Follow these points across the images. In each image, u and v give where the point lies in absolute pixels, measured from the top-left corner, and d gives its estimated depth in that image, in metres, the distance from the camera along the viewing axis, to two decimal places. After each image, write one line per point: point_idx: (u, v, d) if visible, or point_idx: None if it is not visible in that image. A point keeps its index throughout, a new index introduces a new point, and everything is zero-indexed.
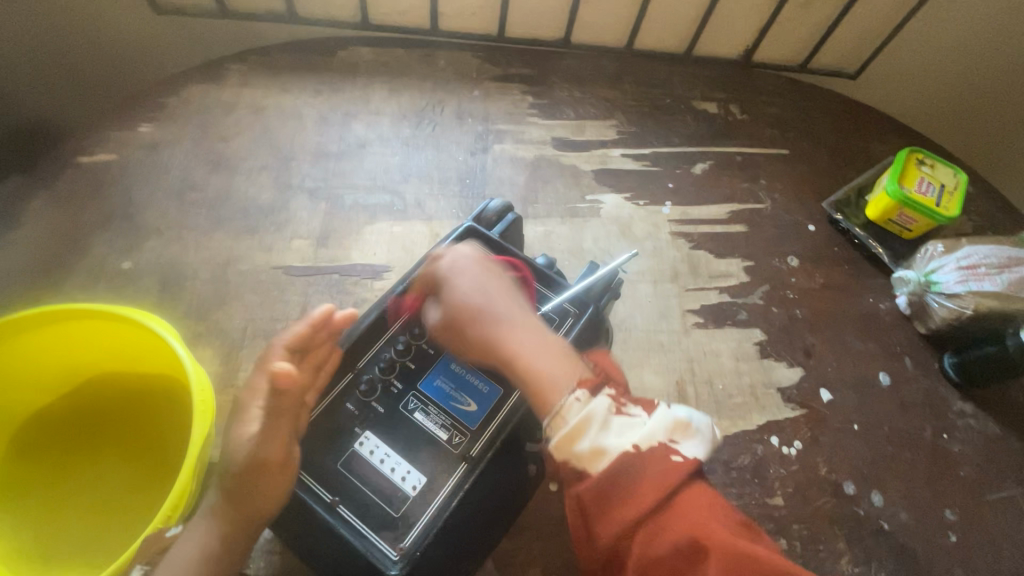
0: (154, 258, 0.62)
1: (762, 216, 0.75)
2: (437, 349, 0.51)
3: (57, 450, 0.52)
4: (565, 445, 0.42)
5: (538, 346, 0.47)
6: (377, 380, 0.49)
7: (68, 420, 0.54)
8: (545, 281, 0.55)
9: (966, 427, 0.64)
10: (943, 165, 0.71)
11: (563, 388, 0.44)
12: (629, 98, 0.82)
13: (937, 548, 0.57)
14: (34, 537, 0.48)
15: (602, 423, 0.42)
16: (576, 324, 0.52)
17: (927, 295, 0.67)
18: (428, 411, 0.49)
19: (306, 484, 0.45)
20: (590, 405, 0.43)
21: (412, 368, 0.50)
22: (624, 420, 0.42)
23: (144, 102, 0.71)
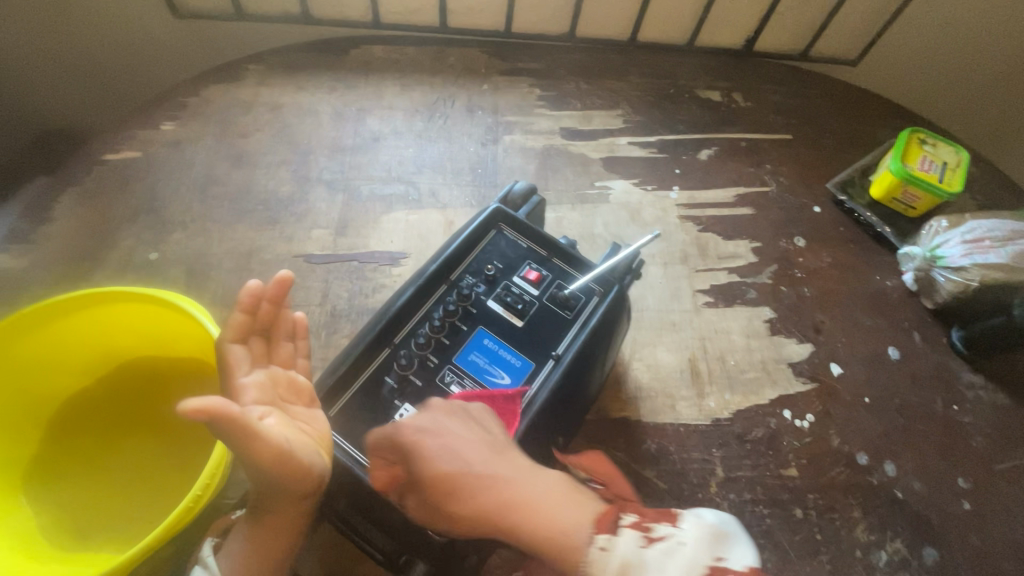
0: (179, 249, 0.64)
1: (769, 198, 0.77)
2: (470, 326, 0.51)
3: (100, 437, 0.54)
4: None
5: (537, 502, 0.42)
6: (414, 356, 0.48)
7: (113, 408, 0.56)
8: (570, 259, 0.54)
9: (976, 399, 0.64)
10: (944, 144, 0.73)
11: (583, 541, 0.40)
12: (635, 89, 0.84)
13: (950, 517, 0.58)
14: (74, 514, 0.50)
15: (639, 568, 0.39)
16: (601, 303, 0.52)
17: (933, 270, 0.67)
18: (464, 384, 0.48)
19: (348, 455, 0.45)
20: (618, 549, 0.39)
21: (447, 343, 0.50)
22: (659, 549, 0.40)
23: (167, 102, 0.73)
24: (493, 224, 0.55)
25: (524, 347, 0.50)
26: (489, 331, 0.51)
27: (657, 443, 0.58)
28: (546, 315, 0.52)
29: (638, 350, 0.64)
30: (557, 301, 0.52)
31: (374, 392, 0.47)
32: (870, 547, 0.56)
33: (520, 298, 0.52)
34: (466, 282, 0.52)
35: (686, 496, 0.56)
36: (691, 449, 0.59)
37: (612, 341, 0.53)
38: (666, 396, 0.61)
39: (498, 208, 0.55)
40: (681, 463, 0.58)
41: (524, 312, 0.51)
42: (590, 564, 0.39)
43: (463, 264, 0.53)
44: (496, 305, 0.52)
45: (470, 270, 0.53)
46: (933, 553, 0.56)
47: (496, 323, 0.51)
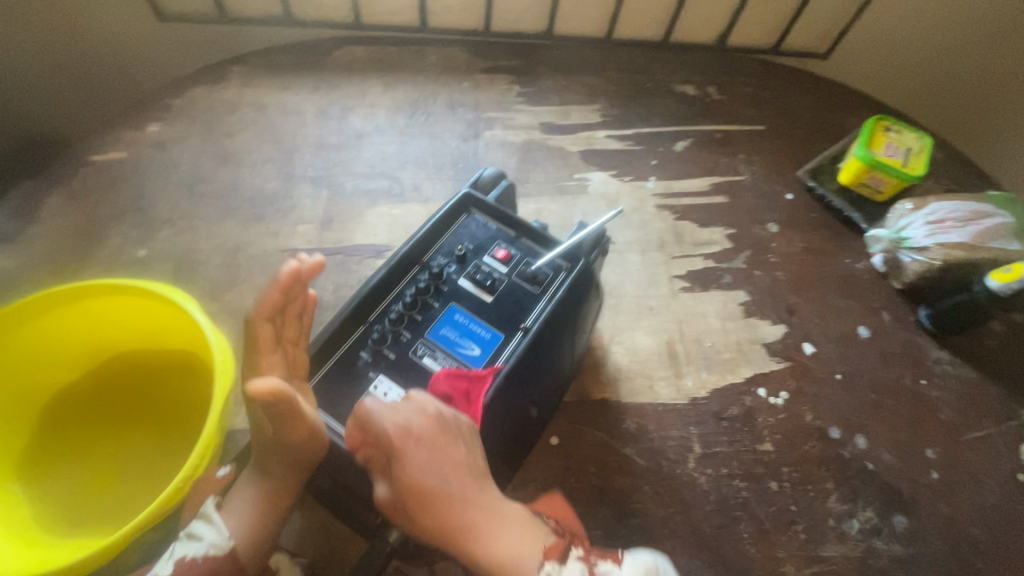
0: (167, 246, 0.65)
1: (742, 186, 0.79)
2: (441, 303, 0.52)
3: (87, 426, 0.55)
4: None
5: (498, 526, 0.43)
6: (387, 330, 0.50)
7: (100, 398, 0.56)
8: (537, 238, 0.55)
9: (943, 374, 0.67)
10: (909, 131, 0.75)
11: (532, 566, 0.42)
12: (612, 84, 0.86)
13: (919, 486, 0.60)
14: (59, 502, 0.50)
15: None
16: (569, 277, 0.52)
17: (899, 251, 0.70)
18: (436, 356, 0.50)
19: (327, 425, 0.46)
20: None
21: (420, 319, 0.51)
22: None
23: (153, 104, 0.75)
24: (462, 208, 0.56)
25: (494, 321, 0.51)
26: (460, 307, 0.52)
27: (637, 423, 0.60)
28: (514, 290, 0.52)
29: (617, 334, 0.66)
30: (525, 277, 0.53)
31: (348, 365, 0.49)
32: (843, 516, 0.58)
33: (490, 275, 0.53)
34: (438, 263, 0.53)
35: (665, 472, 0.58)
36: (669, 427, 0.61)
37: (583, 314, 0.54)
38: (644, 377, 0.63)
39: (467, 193, 0.57)
40: (660, 440, 0.60)
41: (493, 289, 0.52)
42: None
43: (434, 246, 0.54)
44: (467, 283, 0.53)
45: (441, 251, 0.54)
46: (903, 521, 0.58)
47: (467, 300, 0.52)
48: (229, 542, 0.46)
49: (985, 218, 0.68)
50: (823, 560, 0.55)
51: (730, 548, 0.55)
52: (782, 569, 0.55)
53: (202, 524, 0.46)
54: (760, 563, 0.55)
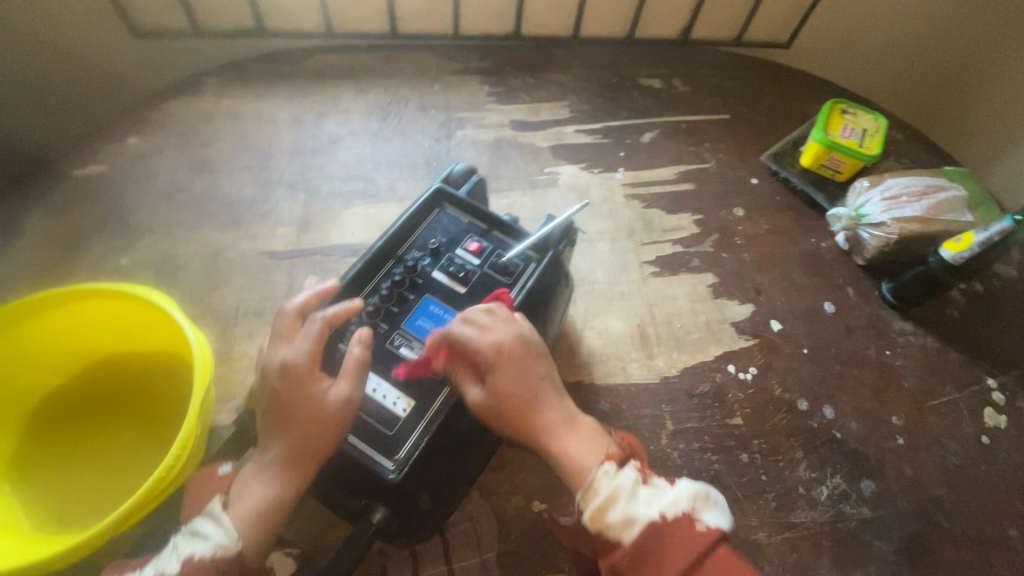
0: (147, 253, 0.67)
1: (708, 173, 0.81)
2: (416, 295, 0.53)
3: (73, 424, 0.56)
4: (597, 517, 0.45)
5: (574, 428, 0.49)
6: (364, 322, 0.51)
7: (86, 398, 0.58)
8: (506, 231, 0.56)
9: (906, 343, 0.69)
10: (865, 113, 0.79)
11: (593, 466, 0.47)
12: (579, 80, 0.89)
13: (885, 451, 0.62)
14: (45, 499, 0.52)
15: (630, 495, 0.45)
16: (539, 267, 0.53)
17: (858, 228, 0.73)
18: (412, 346, 0.51)
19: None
20: (619, 478, 0.46)
21: (396, 311, 0.52)
22: (648, 489, 0.46)
23: (131, 118, 0.77)
24: (435, 204, 0.57)
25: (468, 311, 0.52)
26: (435, 298, 0.53)
27: (610, 402, 0.62)
28: (486, 281, 0.54)
29: (590, 319, 0.68)
30: (496, 269, 0.54)
31: (328, 358, 0.50)
32: (812, 483, 0.60)
33: (462, 267, 0.54)
34: (411, 256, 0.54)
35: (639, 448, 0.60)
36: (642, 406, 0.63)
37: (553, 302, 0.55)
38: (617, 359, 0.65)
39: (439, 188, 0.57)
40: (634, 418, 0.62)
41: (466, 280, 0.53)
42: (592, 480, 0.46)
43: (408, 241, 0.55)
44: (441, 275, 0.54)
45: (415, 245, 0.55)
46: (871, 486, 0.60)
47: (441, 291, 0.53)
48: (236, 543, 0.45)
49: (937, 192, 0.71)
50: (794, 525, 0.57)
51: None
52: (755, 536, 0.56)
53: (209, 523, 0.45)
54: (733, 531, 0.56)
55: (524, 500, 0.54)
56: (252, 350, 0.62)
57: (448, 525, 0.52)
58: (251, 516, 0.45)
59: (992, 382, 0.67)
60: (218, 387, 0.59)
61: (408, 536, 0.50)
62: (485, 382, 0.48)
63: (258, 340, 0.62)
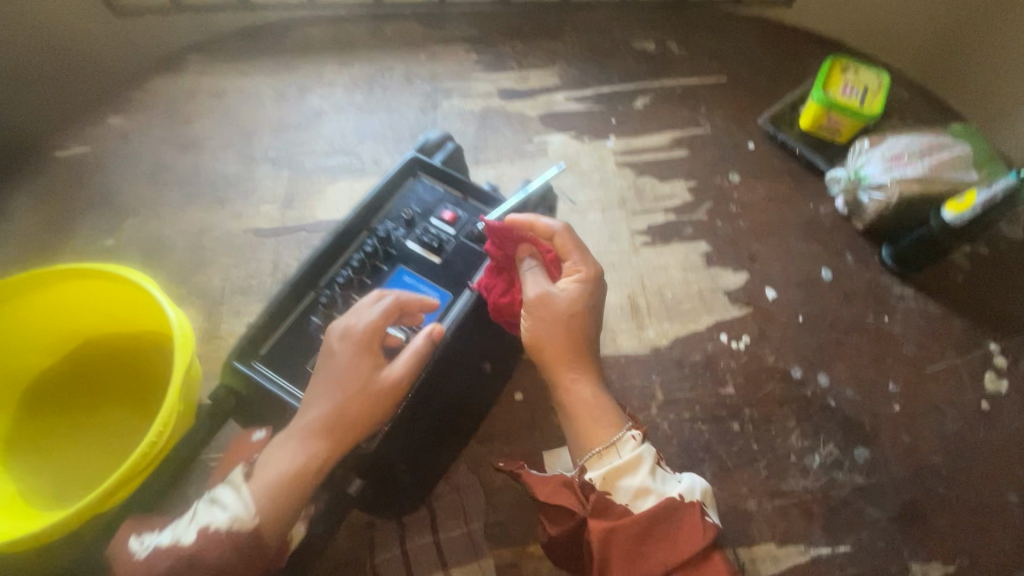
0: (133, 234, 0.67)
1: (703, 139, 0.79)
2: (390, 266, 0.49)
3: (59, 404, 0.56)
4: (611, 476, 0.45)
5: (593, 368, 0.50)
6: (335, 294, 0.47)
7: (70, 378, 0.57)
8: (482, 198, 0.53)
9: (906, 309, 0.67)
10: (867, 69, 0.75)
11: (622, 423, 0.47)
12: (570, 46, 0.86)
13: (881, 419, 0.61)
14: (29, 480, 0.52)
15: (651, 468, 0.45)
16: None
17: (858, 191, 0.70)
18: None
19: (274, 383, 0.44)
20: (642, 448, 0.46)
21: (369, 283, 0.49)
22: (662, 474, 0.46)
23: (113, 97, 0.76)
24: (409, 172, 0.53)
25: (443, 282, 0.49)
26: (409, 269, 0.50)
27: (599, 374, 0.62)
28: (464, 250, 0.51)
29: None
30: (472, 238, 0.51)
31: (298, 331, 0.46)
32: (805, 452, 0.59)
33: (438, 237, 0.51)
34: (384, 226, 0.50)
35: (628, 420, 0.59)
36: (632, 377, 0.62)
37: None
38: (606, 331, 0.65)
39: (414, 155, 0.53)
40: (623, 390, 0.61)
41: (441, 250, 0.50)
42: (617, 439, 0.46)
43: (380, 211, 0.51)
44: (415, 245, 0.50)
45: (388, 214, 0.51)
46: (865, 453, 0.59)
47: (416, 261, 0.50)
48: (252, 517, 0.41)
49: (941, 150, 0.68)
50: (785, 493, 0.57)
51: None
52: (744, 505, 0.56)
53: (228, 491, 0.43)
54: (723, 500, 0.56)
55: (512, 471, 0.54)
56: (239, 329, 0.62)
57: (433, 497, 0.53)
58: (268, 488, 0.41)
59: (994, 346, 0.66)
60: (206, 365, 0.59)
61: (393, 506, 0.50)
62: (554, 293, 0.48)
63: (245, 318, 0.62)
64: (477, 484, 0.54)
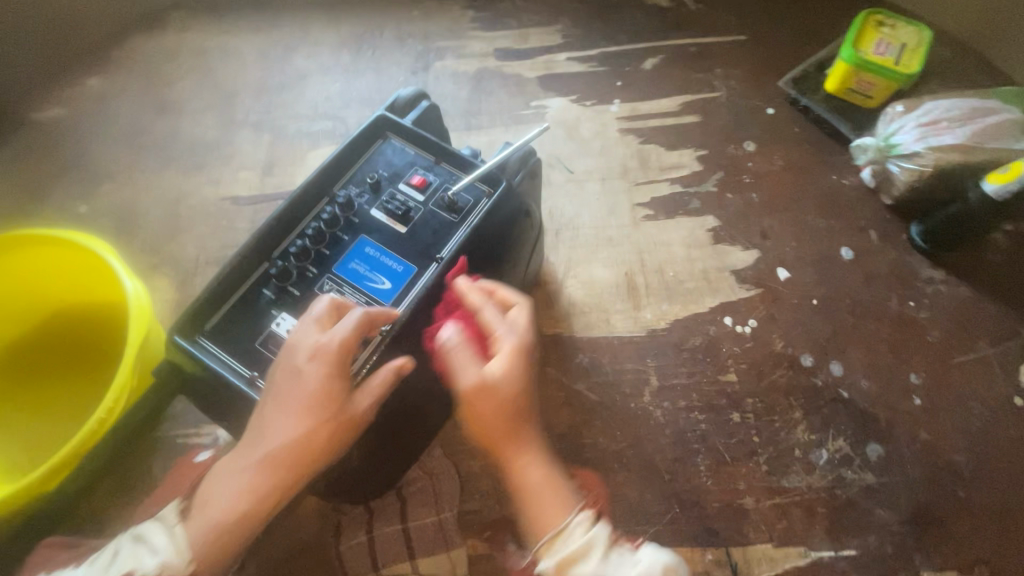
0: (108, 200, 0.64)
1: (717, 103, 0.72)
2: (351, 236, 0.44)
3: (23, 379, 0.54)
4: (562, 564, 0.37)
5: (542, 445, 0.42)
6: (289, 265, 0.42)
7: (29, 349, 0.56)
8: (455, 161, 0.47)
9: (935, 294, 0.61)
10: (905, 24, 0.67)
11: (569, 507, 0.39)
12: (574, 1, 0.79)
13: (899, 413, 0.56)
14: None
15: (606, 554, 0.37)
16: (492, 205, 0.45)
17: (887, 161, 0.64)
18: (342, 291, 0.43)
19: (221, 360, 0.40)
20: (596, 532, 0.38)
21: (327, 253, 0.43)
22: (623, 558, 0.37)
23: (91, 56, 0.72)
24: (378, 134, 0.48)
25: (408, 252, 0.44)
26: (371, 238, 0.44)
27: (589, 357, 0.58)
28: (434, 217, 0.45)
29: (572, 268, 0.62)
30: (442, 205, 0.45)
31: (249, 304, 0.42)
32: (811, 447, 0.54)
33: (404, 204, 0.45)
34: (346, 191, 0.45)
35: (618, 407, 0.55)
36: (625, 361, 0.57)
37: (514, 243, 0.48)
38: (600, 311, 0.60)
39: (383, 115, 0.48)
40: (615, 375, 0.57)
41: (407, 217, 0.44)
42: (566, 524, 0.38)
43: (344, 175, 0.46)
44: (380, 213, 0.45)
45: (351, 179, 0.46)
46: (879, 450, 0.54)
47: (379, 230, 0.44)
48: (185, 562, 0.36)
49: (986, 115, 0.61)
50: (786, 491, 0.52)
51: (686, 481, 0.53)
52: (740, 501, 0.52)
53: (157, 529, 0.37)
54: (717, 496, 0.52)
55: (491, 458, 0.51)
56: None
57: (404, 484, 0.50)
58: (216, 517, 0.36)
59: None
60: None
61: (360, 495, 0.47)
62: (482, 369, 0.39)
63: None
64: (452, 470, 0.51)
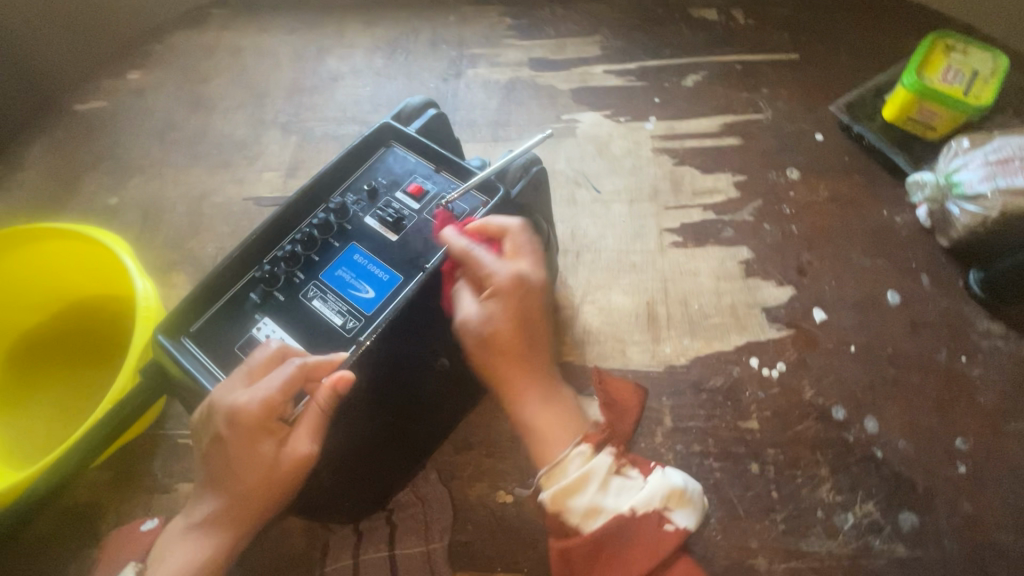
0: (137, 193, 0.65)
1: (761, 126, 0.68)
2: (342, 242, 0.44)
3: (41, 368, 0.57)
4: (560, 496, 0.44)
5: (540, 379, 0.49)
6: (277, 269, 0.42)
7: (50, 338, 0.59)
8: (455, 168, 0.46)
9: (992, 350, 0.55)
10: (979, 50, 0.61)
11: (567, 441, 0.47)
12: (616, 11, 0.76)
13: (939, 480, 0.50)
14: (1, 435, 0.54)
15: (601, 482, 0.44)
16: (486, 213, 0.43)
17: (947, 201, 0.58)
18: (327, 299, 0.42)
19: (200, 363, 0.40)
20: (591, 464, 0.45)
21: (317, 259, 0.43)
22: (619, 482, 0.45)
23: (134, 51, 0.74)
24: (380, 142, 0.47)
25: (397, 262, 0.42)
26: (361, 246, 0.43)
27: (600, 390, 0.55)
28: (426, 226, 0.44)
29: (591, 293, 0.60)
30: (436, 214, 0.44)
31: (234, 307, 0.42)
32: (836, 508, 0.50)
33: (398, 213, 0.44)
34: (342, 198, 0.45)
35: (626, 445, 0.52)
36: (638, 397, 0.54)
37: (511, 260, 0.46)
38: (616, 341, 0.57)
39: (386, 123, 0.47)
40: (626, 411, 0.54)
41: (400, 226, 0.43)
42: (563, 459, 0.45)
43: (343, 182, 0.46)
44: (373, 220, 0.44)
45: (351, 186, 0.46)
46: (913, 519, 0.49)
47: (370, 237, 0.43)
48: None
49: None
50: (804, 555, 0.48)
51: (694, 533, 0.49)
52: (752, 562, 0.48)
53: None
54: (726, 553, 0.48)
55: (488, 488, 0.49)
56: None
57: (395, 506, 0.49)
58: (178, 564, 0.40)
59: None
60: None
61: (346, 515, 0.46)
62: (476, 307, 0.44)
63: None
64: (446, 499, 0.49)
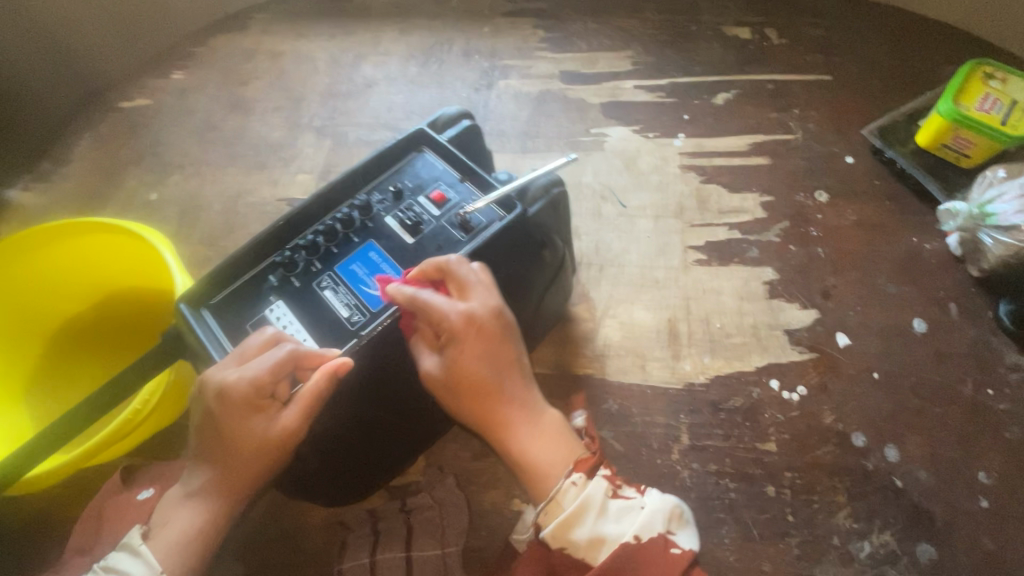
0: (176, 190, 0.68)
1: (791, 147, 0.68)
2: (361, 238, 0.45)
3: (90, 354, 0.60)
4: (560, 532, 0.39)
5: (530, 412, 0.43)
6: (297, 256, 0.44)
7: (96, 326, 0.62)
8: (479, 180, 0.46)
9: (1020, 384, 0.54)
10: (1018, 79, 0.61)
11: (558, 472, 0.41)
12: (649, 27, 0.77)
13: (960, 513, 0.50)
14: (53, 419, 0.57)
15: (599, 510, 0.40)
16: (502, 227, 0.43)
17: (980, 230, 0.58)
18: (337, 290, 0.43)
19: (213, 336, 0.42)
20: (587, 489, 0.40)
21: (335, 251, 0.44)
22: (620, 502, 0.41)
23: (179, 52, 0.77)
24: (413, 145, 0.48)
25: (410, 265, 0.44)
26: (378, 244, 0.44)
27: (618, 405, 0.55)
28: (441, 233, 0.44)
29: (612, 307, 0.60)
30: (455, 223, 0.44)
31: (251, 288, 0.43)
32: (852, 536, 0.49)
33: (418, 217, 0.45)
34: (367, 196, 0.46)
35: (642, 461, 0.53)
36: (656, 413, 0.55)
37: (527, 273, 0.47)
38: (635, 356, 0.57)
39: (421, 130, 0.48)
40: (643, 426, 0.54)
41: (417, 230, 0.44)
42: (557, 492, 0.40)
43: (370, 181, 0.47)
44: (393, 221, 0.45)
45: (377, 185, 0.47)
46: (931, 552, 0.49)
47: (388, 237, 0.45)
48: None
49: None
50: None
51: (707, 552, 0.49)
52: None
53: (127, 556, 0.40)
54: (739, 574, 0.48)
55: (503, 496, 0.50)
56: None
57: (413, 509, 0.49)
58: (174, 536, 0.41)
59: None
60: None
61: (335, 496, 0.48)
62: (436, 358, 0.41)
63: None
64: (463, 506, 0.50)
